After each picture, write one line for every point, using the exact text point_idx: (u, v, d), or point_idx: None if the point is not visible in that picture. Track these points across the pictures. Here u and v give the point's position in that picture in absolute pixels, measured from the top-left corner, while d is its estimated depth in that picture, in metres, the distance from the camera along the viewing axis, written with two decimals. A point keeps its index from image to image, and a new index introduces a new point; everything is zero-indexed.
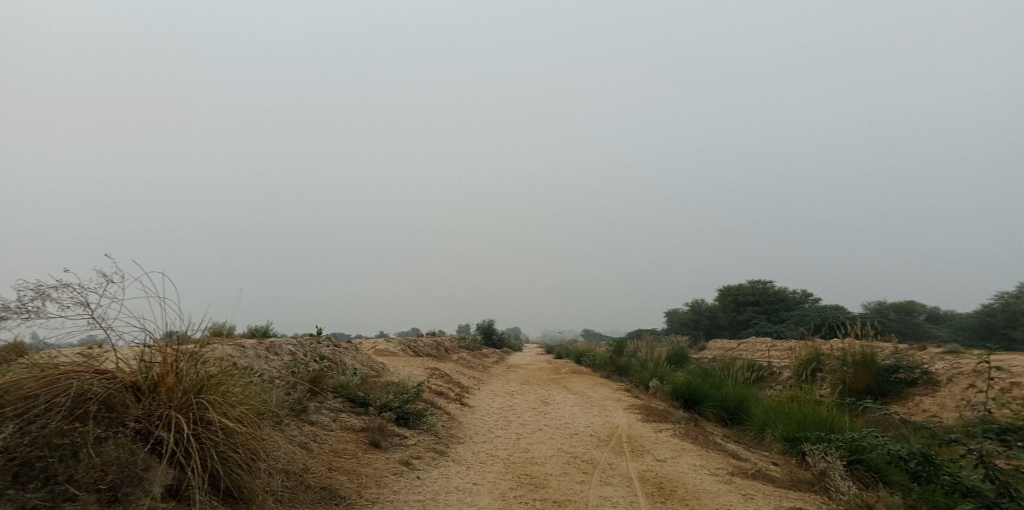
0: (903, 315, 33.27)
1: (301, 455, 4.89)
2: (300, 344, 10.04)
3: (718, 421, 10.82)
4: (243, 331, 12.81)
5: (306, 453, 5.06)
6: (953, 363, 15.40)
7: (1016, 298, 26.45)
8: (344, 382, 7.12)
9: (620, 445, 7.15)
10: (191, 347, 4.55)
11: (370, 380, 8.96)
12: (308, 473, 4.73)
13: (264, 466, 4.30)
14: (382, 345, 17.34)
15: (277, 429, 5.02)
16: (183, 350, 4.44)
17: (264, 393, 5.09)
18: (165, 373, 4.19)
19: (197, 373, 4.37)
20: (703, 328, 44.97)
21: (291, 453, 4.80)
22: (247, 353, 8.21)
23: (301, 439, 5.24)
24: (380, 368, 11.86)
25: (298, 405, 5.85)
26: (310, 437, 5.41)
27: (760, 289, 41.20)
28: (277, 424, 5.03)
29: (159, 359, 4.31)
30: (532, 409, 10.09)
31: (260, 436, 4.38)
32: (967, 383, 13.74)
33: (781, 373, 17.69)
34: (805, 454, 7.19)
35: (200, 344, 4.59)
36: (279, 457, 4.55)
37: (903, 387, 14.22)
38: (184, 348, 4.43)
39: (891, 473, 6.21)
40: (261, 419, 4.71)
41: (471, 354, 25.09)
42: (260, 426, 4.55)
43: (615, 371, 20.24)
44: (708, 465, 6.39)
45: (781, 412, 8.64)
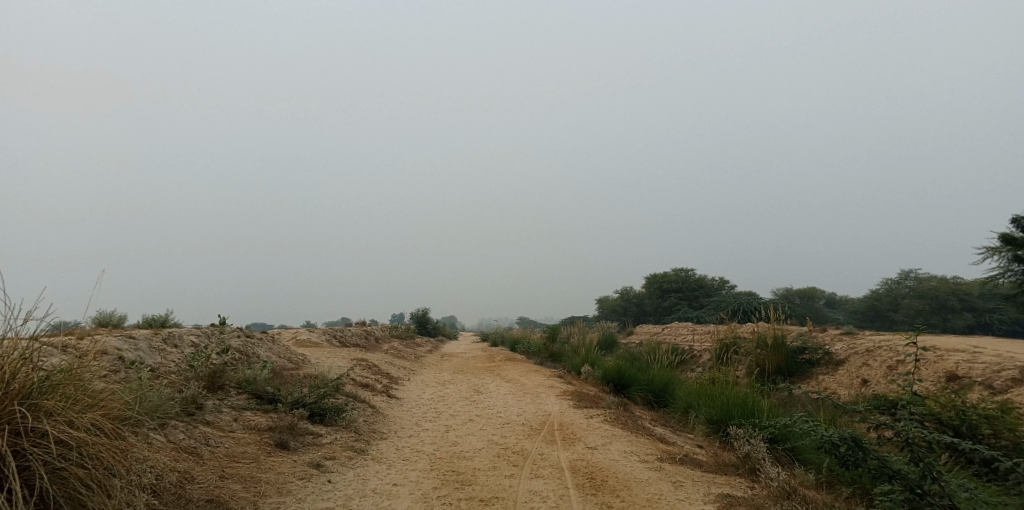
0: (807, 300, 35.80)
1: (183, 465, 4.27)
2: (206, 336, 9.17)
3: (645, 405, 10.96)
4: (140, 322, 11.56)
5: (192, 460, 4.45)
6: (849, 343, 16.58)
7: (899, 283, 29.01)
8: (249, 376, 6.46)
9: (551, 434, 6.95)
10: (20, 342, 3.78)
11: (285, 373, 8.28)
12: (191, 484, 4.13)
13: (120, 484, 3.65)
14: (304, 335, 16.39)
15: (151, 434, 4.36)
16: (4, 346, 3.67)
17: (135, 394, 4.41)
18: None
19: (31, 374, 3.65)
20: (631, 314, 46.33)
21: (166, 463, 4.17)
22: (138, 347, 7.35)
23: (187, 444, 4.61)
24: (300, 360, 11.12)
25: (188, 407, 5.20)
26: (201, 440, 4.79)
27: (682, 277, 42.99)
28: (150, 429, 4.37)
29: None
30: (463, 399, 9.77)
31: (116, 447, 3.72)
32: (861, 361, 14.82)
33: (701, 356, 18.38)
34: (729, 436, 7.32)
35: (33, 338, 3.83)
36: (143, 469, 3.90)
37: (808, 367, 15.12)
38: (9, 345, 3.68)
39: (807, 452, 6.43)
40: (124, 425, 4.04)
41: (401, 343, 24.40)
42: (119, 434, 3.88)
43: (547, 358, 20.31)
44: (638, 452, 6.30)
45: (704, 394, 8.80)
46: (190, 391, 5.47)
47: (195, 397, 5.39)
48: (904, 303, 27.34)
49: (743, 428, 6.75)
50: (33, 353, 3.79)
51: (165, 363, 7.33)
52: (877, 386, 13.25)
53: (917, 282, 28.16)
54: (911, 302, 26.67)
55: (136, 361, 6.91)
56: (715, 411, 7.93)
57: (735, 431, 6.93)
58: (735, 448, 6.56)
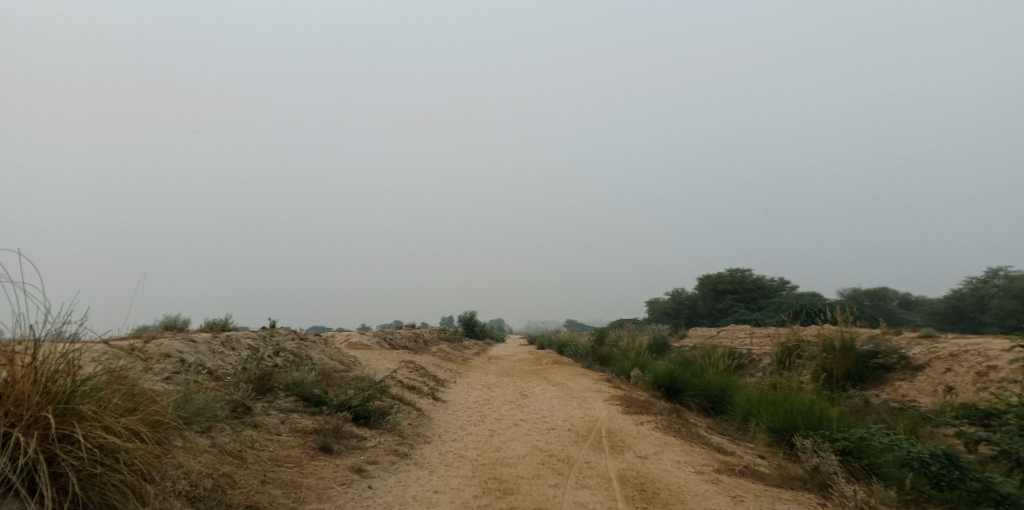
0: (877, 301, 33.58)
1: (225, 469, 4.33)
2: (262, 338, 9.43)
3: (700, 411, 10.50)
4: (202, 325, 12.09)
5: (236, 464, 4.51)
6: (929, 347, 15.33)
7: (985, 283, 26.78)
8: (297, 379, 6.55)
9: (599, 441, 6.70)
10: (62, 348, 3.91)
11: (334, 375, 8.38)
12: (232, 489, 4.17)
13: (155, 490, 3.70)
14: (356, 338, 16.74)
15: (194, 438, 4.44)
16: (45, 352, 3.80)
17: (178, 397, 4.50)
18: (20, 380, 3.57)
19: (69, 379, 3.75)
20: (684, 316, 44.97)
21: (207, 467, 4.23)
22: (198, 349, 7.64)
23: (232, 448, 4.69)
24: (350, 362, 11.31)
25: (235, 410, 5.30)
26: (246, 443, 4.86)
27: (739, 277, 41.33)
28: (192, 433, 4.45)
29: (15, 361, 3.68)
30: (509, 403, 9.64)
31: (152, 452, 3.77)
32: (944, 367, 13.67)
33: (761, 360, 17.51)
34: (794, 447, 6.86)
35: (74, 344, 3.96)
36: (180, 474, 3.95)
37: (882, 372, 14.11)
38: (50, 352, 3.80)
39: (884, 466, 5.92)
40: (162, 430, 4.12)
41: (451, 346, 24.58)
42: (157, 441, 3.95)
43: (597, 361, 19.92)
44: (692, 462, 5.97)
45: (766, 401, 8.30)
46: (238, 394, 5.58)
47: (243, 399, 5.50)
48: (991, 304, 25.13)
49: (811, 439, 6.32)
50: (74, 359, 3.91)
51: (223, 365, 7.58)
52: (963, 395, 12.18)
53: (1007, 281, 25.61)
54: (999, 303, 24.52)
55: (195, 363, 7.16)
56: (778, 420, 7.46)
57: (802, 442, 6.48)
58: (801, 459, 6.14)
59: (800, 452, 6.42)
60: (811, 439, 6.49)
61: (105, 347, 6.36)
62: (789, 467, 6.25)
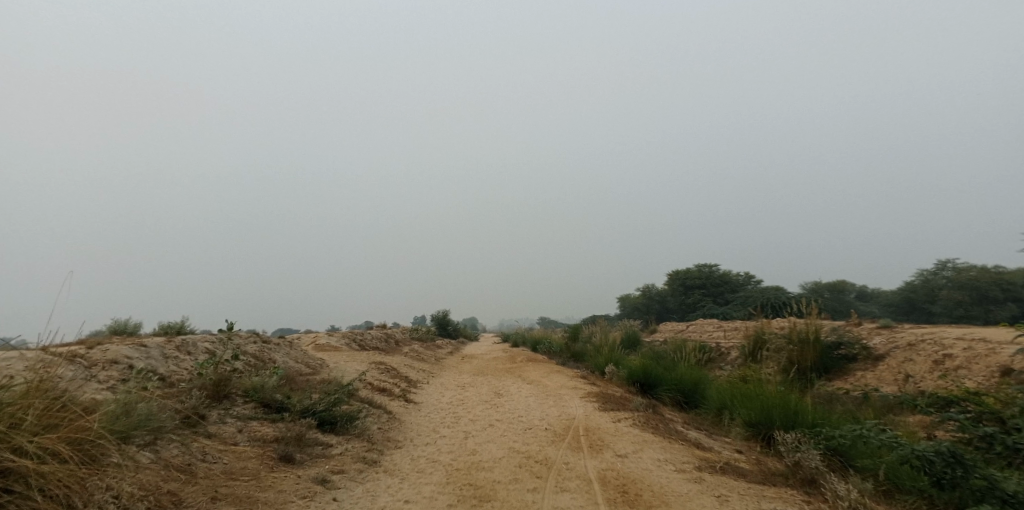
0: (836, 294, 34.54)
1: (170, 486, 3.98)
2: (222, 341, 8.94)
3: (674, 406, 10.46)
4: (155, 329, 11.42)
5: (184, 479, 4.16)
6: (889, 337, 15.73)
7: (936, 274, 27.74)
8: (257, 384, 6.16)
9: (577, 441, 6.52)
10: None
11: (298, 379, 7.99)
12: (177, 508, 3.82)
13: None
14: (323, 340, 16.21)
15: (133, 454, 4.07)
16: None
17: (113, 409, 4.13)
18: None
19: None
20: (653, 312, 45.45)
21: (148, 485, 3.88)
22: (150, 354, 7.16)
23: (179, 461, 4.34)
24: (317, 365, 10.87)
25: (186, 421, 4.92)
26: (197, 456, 4.52)
27: (706, 272, 41.99)
28: (130, 449, 4.08)
29: None
30: (483, 403, 9.39)
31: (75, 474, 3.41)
32: (903, 356, 13.99)
33: (730, 353, 17.71)
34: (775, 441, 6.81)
35: None
36: (114, 494, 3.59)
37: (844, 362, 14.39)
38: None
39: (864, 458, 5.87)
40: (90, 448, 3.74)
41: (422, 346, 24.16)
42: (80, 462, 3.57)
43: (570, 358, 19.85)
44: (672, 460, 5.85)
45: (741, 395, 8.26)
46: (191, 401, 5.20)
47: (196, 407, 5.13)
48: (941, 294, 26.09)
49: (792, 433, 6.28)
50: None
51: (178, 371, 7.12)
52: (923, 383, 12.48)
53: (955, 272, 26.66)
54: (949, 294, 25.43)
55: (147, 369, 6.70)
56: (754, 414, 7.39)
57: (782, 436, 6.42)
58: (782, 455, 6.10)
59: (781, 446, 6.35)
60: (790, 434, 6.43)
61: (42, 354, 5.88)
62: (772, 464, 6.18)
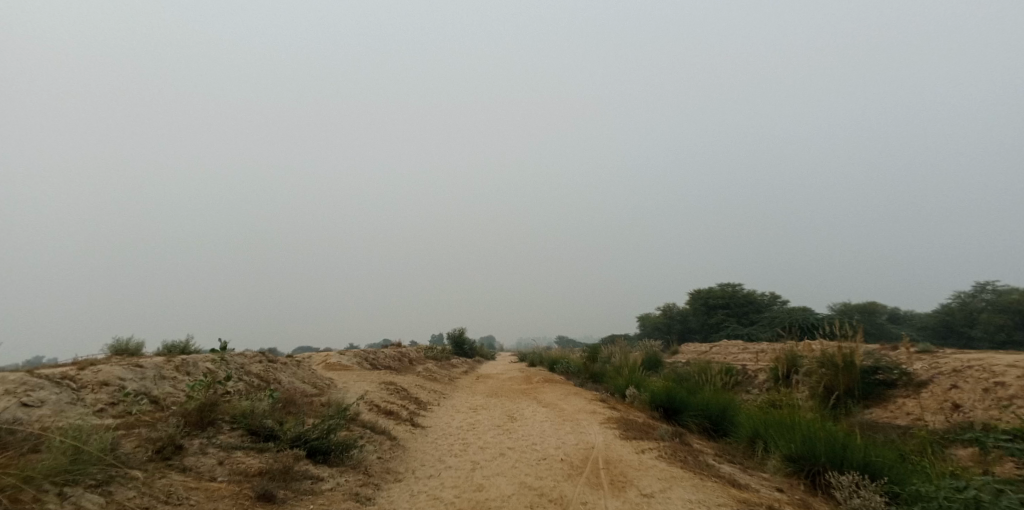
0: (867, 315, 33.20)
1: None
2: (225, 359, 8.54)
3: (701, 433, 9.74)
4: (160, 347, 11.11)
5: None
6: (931, 362, 14.72)
7: (973, 297, 26.48)
8: (246, 409, 5.71)
9: (597, 476, 5.92)
10: None
11: (298, 401, 7.55)
12: None
13: None
14: (335, 358, 15.78)
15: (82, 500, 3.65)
16: None
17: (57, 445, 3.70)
18: None
19: None
20: (675, 331, 44.32)
21: None
22: (145, 374, 6.82)
23: (136, 505, 3.86)
24: (324, 387, 10.45)
25: (153, 459, 4.48)
26: (160, 495, 4.06)
27: (730, 292, 40.85)
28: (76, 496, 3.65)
29: None
30: (496, 428, 8.83)
31: None
32: (948, 382, 12.98)
33: (758, 376, 16.84)
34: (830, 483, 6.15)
35: None
36: None
37: (883, 389, 13.53)
38: None
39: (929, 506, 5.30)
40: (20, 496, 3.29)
41: (438, 365, 23.66)
42: None
43: (589, 379, 19.13)
44: (705, 502, 5.21)
45: (777, 424, 7.59)
46: (167, 429, 4.80)
47: (171, 437, 4.74)
48: (981, 318, 24.79)
49: (848, 475, 5.81)
50: None
51: (172, 393, 6.75)
52: (972, 413, 11.53)
53: (995, 295, 25.42)
54: (989, 317, 24.16)
55: (139, 392, 6.34)
56: (795, 447, 6.73)
57: (836, 479, 5.93)
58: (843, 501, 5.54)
59: (835, 489, 5.84)
60: (845, 475, 5.94)
61: (24, 375, 5.57)
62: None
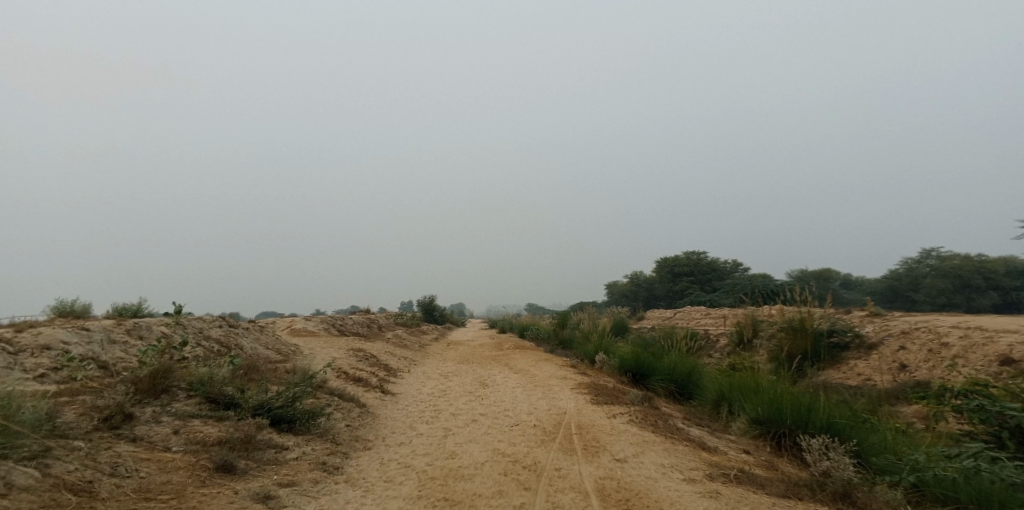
0: (822, 282, 34.34)
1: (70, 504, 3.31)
2: (181, 324, 8.17)
3: (667, 396, 9.90)
4: (110, 312, 10.58)
5: (88, 497, 3.47)
6: (882, 325, 15.30)
7: (919, 263, 27.62)
8: (204, 376, 5.45)
9: (570, 441, 5.90)
10: None
11: (261, 368, 7.29)
12: None
13: None
14: (299, 324, 15.41)
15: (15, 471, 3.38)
16: None
17: None
18: None
19: None
20: (641, 298, 45.12)
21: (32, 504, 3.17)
22: (95, 338, 6.44)
23: (77, 478, 3.60)
24: (289, 353, 10.17)
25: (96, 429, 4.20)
26: (107, 468, 3.82)
27: (694, 259, 41.62)
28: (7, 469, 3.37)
29: None
30: (467, 394, 8.75)
31: None
32: (897, 344, 13.52)
33: (720, 341, 17.25)
34: (798, 445, 6.30)
35: None
36: None
37: (837, 351, 14.03)
38: None
39: (893, 465, 5.51)
40: None
41: (407, 332, 23.49)
42: None
43: (559, 345, 19.30)
44: (679, 466, 5.25)
45: (743, 387, 7.71)
46: (115, 397, 4.53)
47: (120, 405, 4.47)
48: (924, 282, 25.90)
49: (817, 438, 5.94)
50: None
51: (125, 359, 6.41)
52: (918, 373, 12.06)
53: (938, 261, 26.56)
54: (932, 282, 25.29)
55: (87, 357, 5.98)
56: (762, 411, 6.86)
57: (806, 442, 6.01)
58: (812, 464, 5.69)
59: (805, 452, 5.96)
60: (814, 438, 6.05)
61: None
62: (793, 473, 5.69)
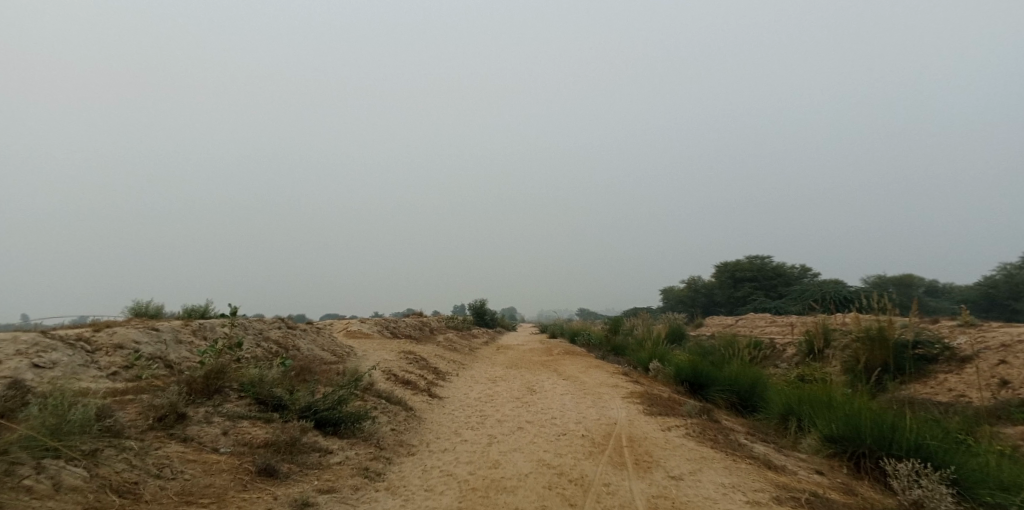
0: (903, 289, 31.96)
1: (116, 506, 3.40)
2: (241, 325, 8.46)
3: (728, 409, 9.37)
4: (178, 312, 11.15)
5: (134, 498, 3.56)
6: (976, 336, 13.92)
7: (1019, 269, 25.12)
8: (255, 377, 5.57)
9: (621, 454, 5.63)
10: None
11: (314, 369, 7.42)
12: None
13: None
14: (355, 326, 15.76)
15: (69, 471, 3.52)
16: None
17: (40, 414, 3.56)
18: None
19: None
20: (700, 304, 43.59)
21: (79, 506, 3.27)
22: (162, 338, 6.75)
23: (126, 479, 3.71)
24: (343, 354, 10.36)
25: (149, 429, 4.34)
26: (154, 469, 3.92)
27: (758, 264, 39.83)
28: (61, 468, 3.51)
29: None
30: (515, 400, 8.59)
31: None
32: (996, 358, 12.28)
33: (787, 350, 16.31)
34: (880, 469, 5.74)
35: None
36: None
37: (923, 364, 12.92)
38: None
39: (995, 498, 4.89)
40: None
41: (459, 335, 23.64)
42: None
43: (611, 351, 18.80)
44: (740, 487, 4.88)
45: (813, 401, 7.15)
46: (169, 397, 4.69)
47: (173, 405, 4.62)
48: None
49: (905, 463, 5.36)
50: None
51: (188, 358, 6.68)
52: (1021, 390, 10.89)
53: None
54: None
55: (154, 356, 6.26)
56: (837, 428, 6.33)
57: (891, 467, 5.51)
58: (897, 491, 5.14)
59: (891, 478, 5.41)
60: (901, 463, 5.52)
61: (39, 336, 5.51)
62: (872, 500, 5.17)
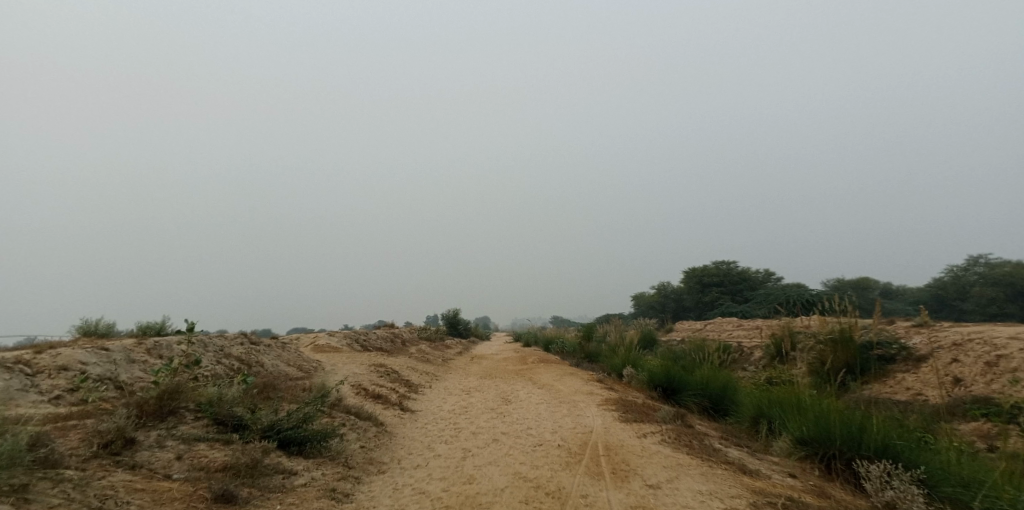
0: (861, 292, 33.04)
1: None
2: (200, 342, 8.07)
3: (701, 413, 9.40)
4: (134, 330, 10.62)
5: None
6: (931, 336, 14.40)
7: (966, 270, 26.27)
8: (213, 397, 5.28)
9: (597, 464, 5.53)
10: None
11: (278, 386, 7.12)
12: None
13: None
14: (323, 339, 15.33)
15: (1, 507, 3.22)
16: None
17: None
18: None
19: None
20: (669, 310, 44.17)
21: None
22: (113, 357, 6.36)
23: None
24: (311, 369, 10.01)
25: (94, 457, 4.04)
26: (98, 500, 3.64)
27: (724, 270, 40.64)
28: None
29: None
30: (489, 411, 8.43)
31: None
32: (949, 356, 12.71)
33: (754, 353, 16.57)
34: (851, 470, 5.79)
35: None
36: None
37: (882, 364, 13.28)
38: None
39: (962, 494, 4.98)
40: None
41: (431, 346, 23.29)
42: None
43: (585, 359, 18.78)
44: (717, 493, 4.83)
45: (784, 404, 7.21)
46: (117, 421, 4.39)
47: (121, 429, 4.33)
48: (973, 290, 24.62)
49: (876, 464, 5.41)
50: None
51: (142, 378, 6.31)
52: (974, 387, 11.27)
53: (987, 268, 25.19)
54: (981, 290, 24.00)
55: (104, 377, 5.89)
56: (808, 430, 6.38)
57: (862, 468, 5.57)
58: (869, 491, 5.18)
59: (863, 479, 5.45)
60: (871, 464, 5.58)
61: None
62: (846, 502, 5.20)
